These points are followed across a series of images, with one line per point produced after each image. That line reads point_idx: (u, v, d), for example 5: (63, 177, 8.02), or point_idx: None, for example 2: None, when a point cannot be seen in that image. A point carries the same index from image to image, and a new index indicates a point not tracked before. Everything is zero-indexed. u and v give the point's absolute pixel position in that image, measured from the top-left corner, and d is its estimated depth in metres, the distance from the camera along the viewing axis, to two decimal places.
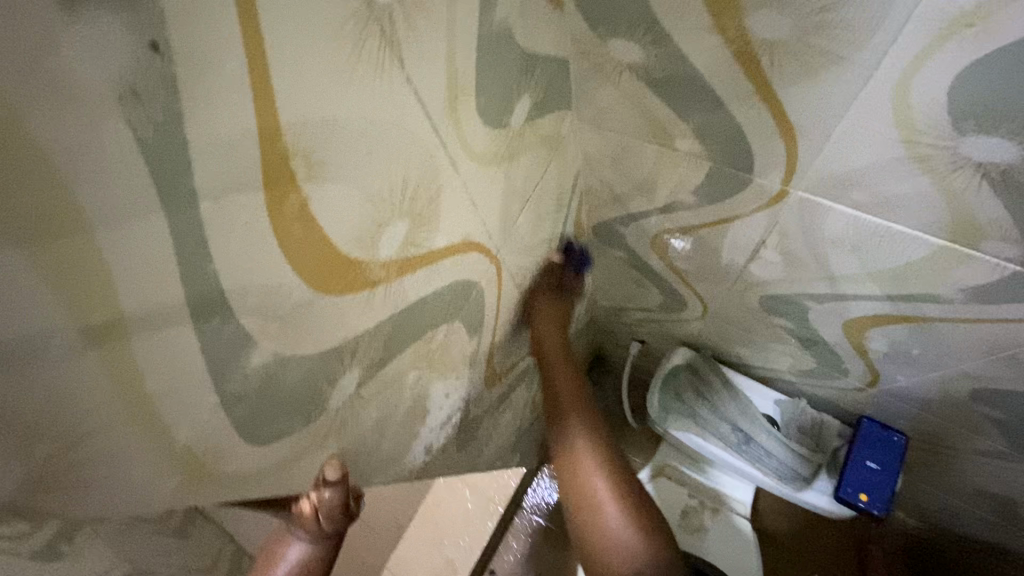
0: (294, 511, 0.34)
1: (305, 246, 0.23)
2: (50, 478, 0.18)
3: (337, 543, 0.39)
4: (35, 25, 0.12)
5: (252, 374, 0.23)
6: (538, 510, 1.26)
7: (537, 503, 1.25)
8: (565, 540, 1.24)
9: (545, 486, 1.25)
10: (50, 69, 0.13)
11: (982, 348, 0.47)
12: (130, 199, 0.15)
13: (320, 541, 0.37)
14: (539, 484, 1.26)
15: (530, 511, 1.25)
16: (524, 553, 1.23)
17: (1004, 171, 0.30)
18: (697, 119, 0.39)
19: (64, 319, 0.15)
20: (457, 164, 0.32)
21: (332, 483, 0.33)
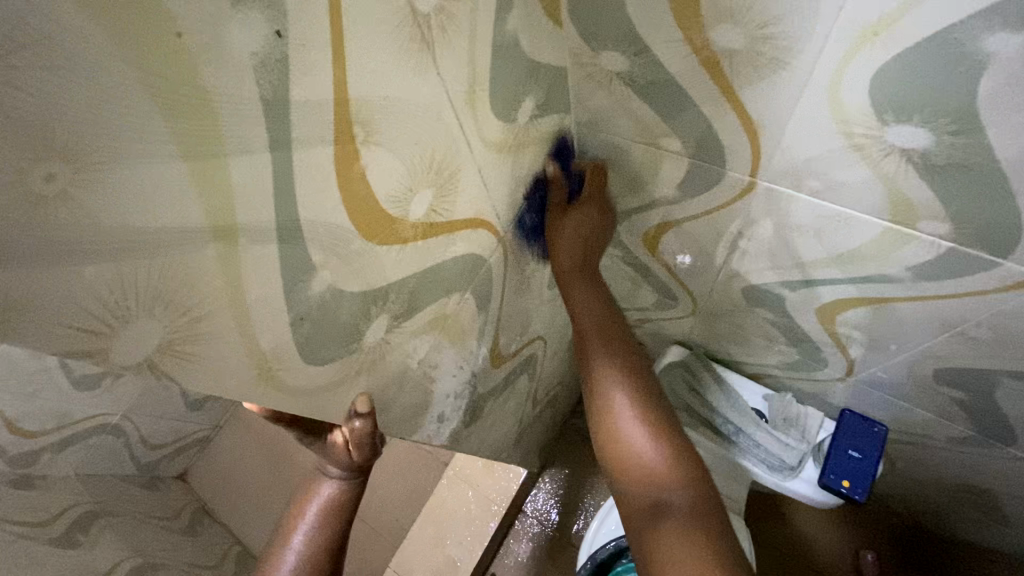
0: (329, 441, 0.40)
1: (358, 197, 0.29)
2: (177, 344, 0.24)
3: (363, 481, 0.45)
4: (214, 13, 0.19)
5: (311, 299, 0.30)
6: (540, 515, 1.29)
7: (539, 508, 1.29)
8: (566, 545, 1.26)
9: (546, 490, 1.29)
10: (218, 41, 0.19)
11: (937, 327, 0.52)
12: (252, 136, 0.22)
13: (349, 476, 0.44)
14: (540, 488, 1.29)
15: (531, 515, 1.28)
16: (527, 556, 1.26)
17: (922, 156, 0.36)
18: (676, 119, 0.46)
19: (203, 219, 0.22)
20: (473, 148, 0.38)
21: (362, 415, 0.39)
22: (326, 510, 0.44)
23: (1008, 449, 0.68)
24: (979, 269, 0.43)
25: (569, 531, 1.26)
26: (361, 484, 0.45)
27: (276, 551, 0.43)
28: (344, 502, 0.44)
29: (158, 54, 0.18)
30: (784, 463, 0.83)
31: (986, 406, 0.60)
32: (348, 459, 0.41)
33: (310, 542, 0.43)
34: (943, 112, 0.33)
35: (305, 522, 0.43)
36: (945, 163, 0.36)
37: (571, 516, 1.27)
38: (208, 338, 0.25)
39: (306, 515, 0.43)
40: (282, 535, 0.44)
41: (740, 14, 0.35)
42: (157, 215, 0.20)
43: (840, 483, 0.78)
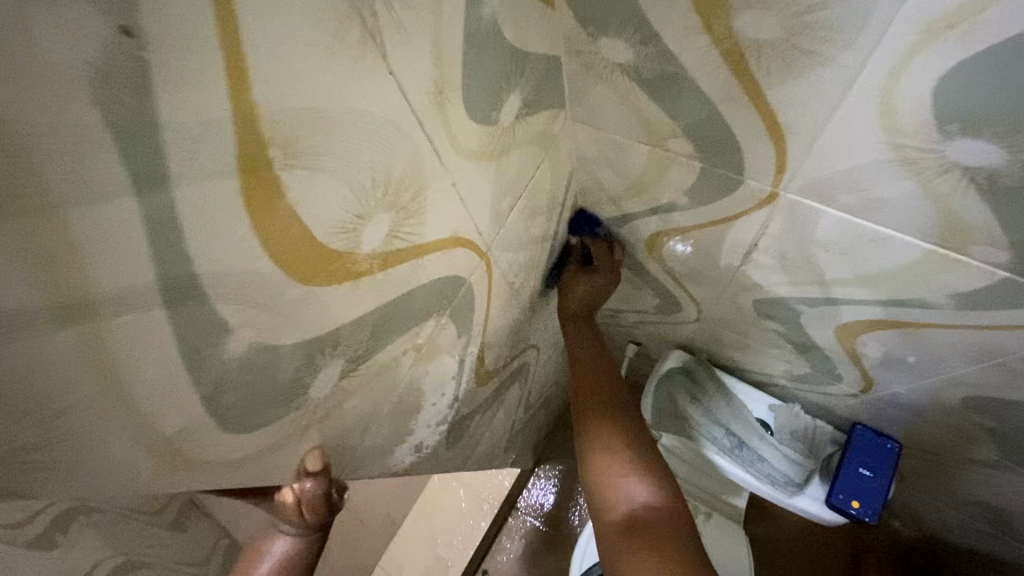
0: (275, 501, 0.34)
1: (285, 236, 0.23)
2: (26, 441, 0.18)
3: (321, 535, 0.39)
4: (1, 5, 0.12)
5: (230, 361, 0.24)
6: (533, 511, 1.26)
7: (532, 503, 1.26)
8: (559, 544, 1.23)
9: (540, 486, 1.25)
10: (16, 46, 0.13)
11: (974, 356, 0.46)
12: (100, 176, 0.16)
13: (303, 534, 0.37)
14: (534, 485, 1.26)
15: (524, 512, 1.25)
16: (518, 553, 1.23)
17: (987, 175, 0.30)
18: (689, 120, 0.39)
19: (37, 292, 0.16)
20: (444, 159, 0.32)
21: (314, 475, 0.33)
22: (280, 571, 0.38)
23: None
24: None
25: (563, 530, 1.23)
26: (321, 540, 0.39)
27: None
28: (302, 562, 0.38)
29: None
30: (790, 479, 0.77)
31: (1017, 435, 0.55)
32: (299, 521, 0.35)
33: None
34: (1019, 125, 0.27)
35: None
36: (1014, 185, 0.30)
37: (565, 515, 1.24)
38: (74, 427, 0.19)
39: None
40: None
41: None
42: None
43: (849, 504, 0.72)
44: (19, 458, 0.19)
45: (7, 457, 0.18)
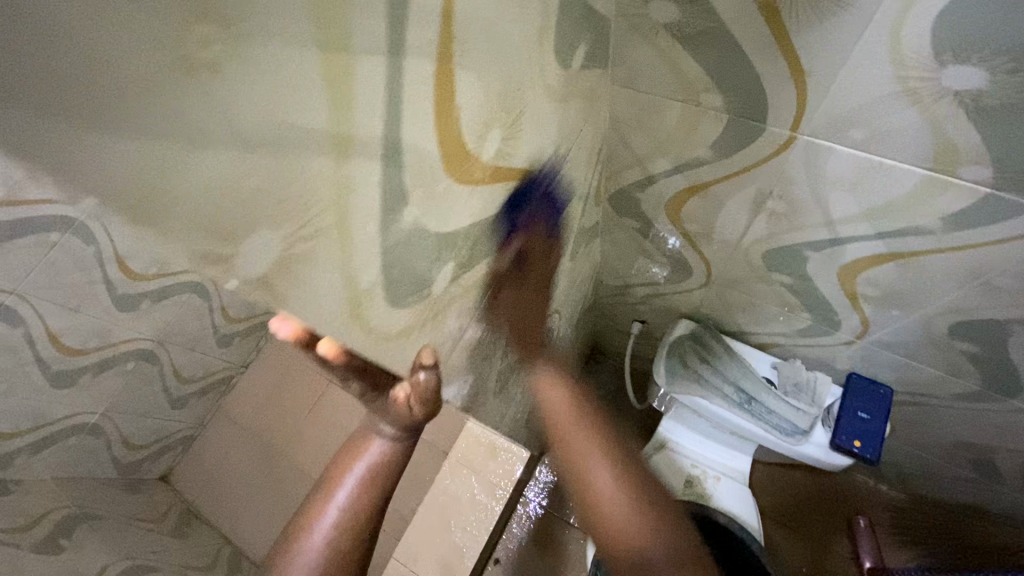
0: (389, 397, 0.40)
1: (448, 123, 0.28)
2: (288, 250, 0.23)
3: (410, 444, 0.44)
4: None
5: (400, 230, 0.28)
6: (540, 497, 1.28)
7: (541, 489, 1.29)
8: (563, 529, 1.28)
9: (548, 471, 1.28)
10: None
11: (961, 279, 0.54)
12: (374, 33, 0.22)
13: (398, 438, 0.43)
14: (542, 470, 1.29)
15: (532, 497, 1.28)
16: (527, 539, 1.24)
17: (973, 98, 0.38)
18: (721, 72, 0.46)
19: (327, 116, 0.22)
20: (535, 92, 0.38)
21: (428, 368, 0.38)
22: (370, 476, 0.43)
23: (1010, 403, 0.71)
24: (1013, 216, 0.44)
25: None
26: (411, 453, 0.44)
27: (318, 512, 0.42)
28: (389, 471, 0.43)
29: None
30: (798, 427, 0.84)
31: (995, 358, 0.63)
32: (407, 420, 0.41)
33: (354, 501, 0.42)
34: (999, 51, 0.34)
35: (349, 484, 0.42)
36: (995, 104, 0.37)
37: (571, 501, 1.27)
38: (312, 255, 0.24)
39: (351, 474, 0.42)
40: (325, 494, 0.42)
41: None
42: (291, 106, 0.20)
43: (852, 443, 0.80)
44: (278, 271, 0.23)
45: (275, 264, 0.23)
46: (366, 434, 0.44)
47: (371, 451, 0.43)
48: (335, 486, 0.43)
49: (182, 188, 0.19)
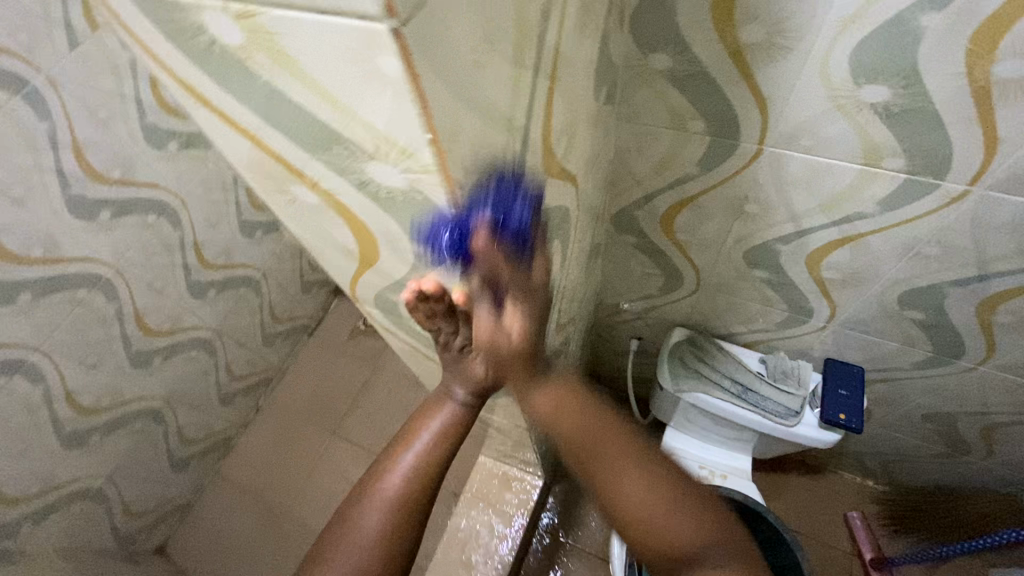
0: None
1: (547, 125, 0.41)
2: (480, 202, 0.33)
3: (474, 408, 0.61)
4: None
5: (518, 199, 0.40)
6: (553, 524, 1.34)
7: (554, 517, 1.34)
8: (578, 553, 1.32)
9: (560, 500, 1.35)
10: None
11: (901, 252, 0.69)
12: (532, 58, 0.34)
13: (468, 399, 0.60)
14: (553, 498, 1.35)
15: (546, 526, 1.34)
16: None
17: (884, 107, 0.54)
18: (704, 104, 0.62)
19: (509, 109, 0.33)
20: (582, 115, 0.51)
21: None
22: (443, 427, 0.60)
23: (958, 364, 0.85)
24: (927, 193, 0.60)
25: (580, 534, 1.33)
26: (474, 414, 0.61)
27: (405, 446, 0.60)
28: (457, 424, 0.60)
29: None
30: (791, 409, 0.96)
31: (938, 320, 0.78)
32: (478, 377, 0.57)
33: (430, 449, 0.59)
34: (894, 74, 0.51)
35: (428, 431, 0.60)
36: (900, 110, 0.53)
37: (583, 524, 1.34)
38: (486, 204, 0.35)
39: (430, 425, 0.60)
40: (411, 437, 0.60)
41: (760, 18, 0.51)
42: (501, 97, 0.31)
43: (839, 416, 0.91)
44: (472, 214, 0.33)
45: (473, 210, 0.33)
46: (444, 396, 0.61)
47: (445, 409, 0.61)
48: (418, 434, 0.60)
49: (459, 143, 0.28)
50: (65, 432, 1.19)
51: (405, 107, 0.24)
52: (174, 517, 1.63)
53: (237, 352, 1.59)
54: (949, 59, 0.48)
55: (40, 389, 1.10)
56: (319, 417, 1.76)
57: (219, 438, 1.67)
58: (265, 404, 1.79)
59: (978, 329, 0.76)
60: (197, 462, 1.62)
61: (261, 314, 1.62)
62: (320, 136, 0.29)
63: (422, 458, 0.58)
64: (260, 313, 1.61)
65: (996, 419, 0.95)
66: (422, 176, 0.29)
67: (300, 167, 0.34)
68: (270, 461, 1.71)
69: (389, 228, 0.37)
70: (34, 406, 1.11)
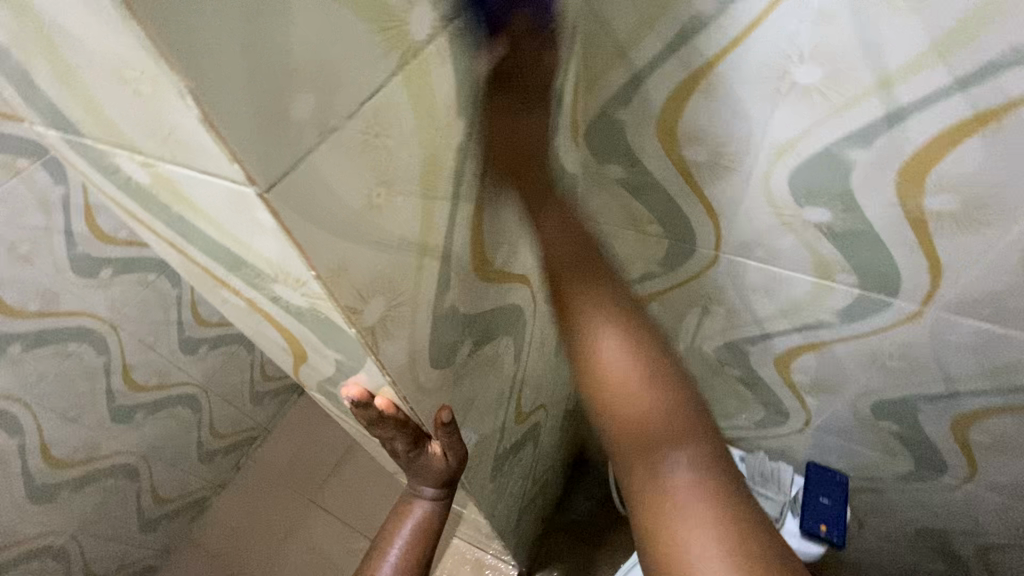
0: (428, 454, 0.52)
1: (475, 239, 0.42)
2: (387, 320, 0.34)
3: (445, 503, 0.60)
4: (448, 120, 0.33)
5: (441, 308, 0.41)
6: None
7: None
8: None
9: None
10: (446, 134, 0.34)
11: (866, 362, 0.68)
12: (447, 188, 0.36)
13: (436, 498, 0.59)
14: None
15: None
16: None
17: (828, 227, 0.55)
18: (658, 211, 0.64)
19: (420, 234, 0.35)
20: (529, 221, 0.53)
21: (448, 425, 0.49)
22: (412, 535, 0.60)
23: (945, 480, 0.81)
24: (881, 309, 0.60)
25: None
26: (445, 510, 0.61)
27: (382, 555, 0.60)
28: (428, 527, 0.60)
29: (428, 140, 0.32)
30: (768, 515, 0.90)
31: (914, 434, 0.75)
32: (439, 481, 0.56)
33: (405, 555, 0.59)
34: (832, 197, 0.52)
35: (401, 539, 0.59)
36: (842, 231, 0.55)
37: None
38: (395, 321, 0.36)
39: (401, 532, 0.59)
40: (385, 545, 0.60)
41: (701, 141, 0.54)
42: (406, 226, 0.33)
43: (819, 527, 0.86)
44: (377, 331, 0.34)
45: (378, 327, 0.34)
46: (411, 497, 0.60)
47: (415, 511, 0.59)
48: (392, 540, 0.60)
49: (352, 275, 0.30)
50: (36, 485, 1.19)
51: (288, 250, 0.26)
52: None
53: (223, 409, 1.59)
54: (881, 190, 0.50)
55: (17, 439, 1.11)
56: (300, 481, 1.72)
57: (195, 496, 1.63)
58: (247, 463, 1.76)
59: (956, 446, 0.73)
60: (170, 521, 1.58)
61: (252, 372, 1.62)
62: (228, 257, 0.32)
63: (400, 566, 0.59)
64: (251, 370, 1.62)
65: (994, 542, 0.89)
66: (317, 302, 0.30)
67: (225, 279, 0.35)
68: (246, 526, 1.66)
69: (307, 335, 0.38)
70: (8, 457, 1.11)
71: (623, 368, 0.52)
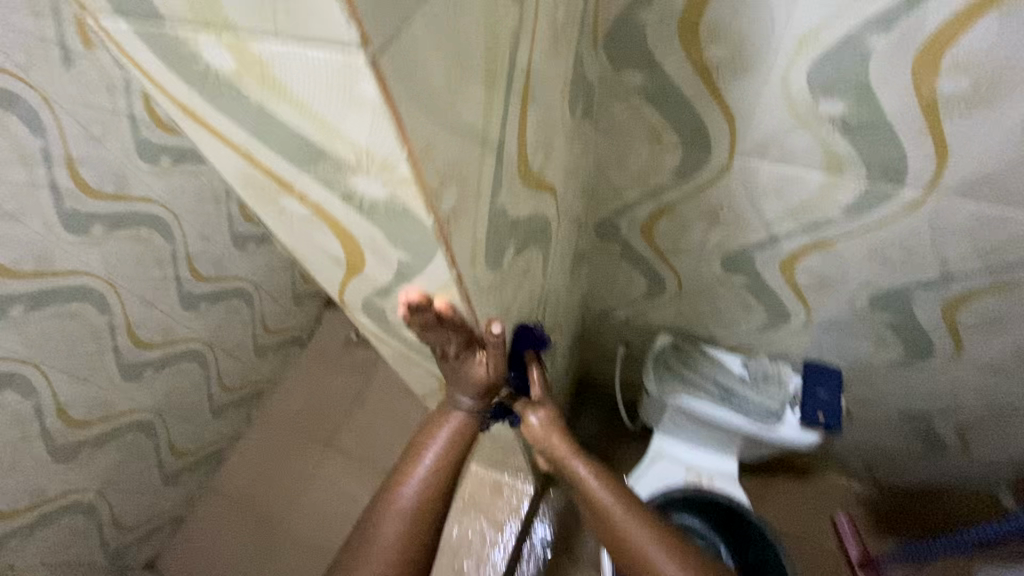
0: (471, 366, 0.56)
1: (520, 140, 0.43)
2: (457, 211, 0.36)
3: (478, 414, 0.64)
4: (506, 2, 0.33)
5: (494, 208, 0.42)
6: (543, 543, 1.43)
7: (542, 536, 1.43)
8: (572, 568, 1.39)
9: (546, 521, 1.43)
10: (504, 18, 0.34)
11: (867, 256, 0.73)
12: (503, 78, 0.36)
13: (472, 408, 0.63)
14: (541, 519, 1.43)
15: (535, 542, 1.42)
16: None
17: (842, 120, 0.57)
18: (674, 118, 0.65)
19: (483, 123, 0.35)
20: (558, 129, 0.54)
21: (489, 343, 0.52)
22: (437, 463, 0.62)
23: (930, 363, 0.89)
24: (887, 200, 0.64)
25: None
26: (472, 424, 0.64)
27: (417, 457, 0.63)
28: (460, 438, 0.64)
29: (490, 21, 0.32)
30: (771, 410, 0.98)
31: (907, 322, 0.81)
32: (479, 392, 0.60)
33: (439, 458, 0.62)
34: (849, 88, 0.54)
35: (438, 444, 0.63)
36: (855, 122, 0.57)
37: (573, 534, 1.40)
38: (463, 213, 0.37)
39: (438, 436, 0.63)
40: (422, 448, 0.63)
41: (723, 38, 0.54)
42: (473, 114, 0.34)
43: (817, 416, 0.95)
44: (449, 221, 0.35)
45: (451, 217, 0.35)
46: (449, 408, 0.64)
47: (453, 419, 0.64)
48: (428, 444, 0.63)
49: (435, 157, 0.31)
50: (57, 445, 1.20)
51: (383, 125, 0.27)
52: (166, 529, 1.62)
53: (229, 364, 1.60)
54: (897, 75, 0.52)
55: (30, 401, 1.10)
56: (314, 428, 1.77)
57: (211, 450, 1.67)
58: (258, 415, 1.79)
59: (944, 329, 0.80)
60: (190, 473, 1.62)
61: (253, 326, 1.63)
62: (304, 151, 0.32)
63: (434, 468, 0.62)
64: (252, 324, 1.62)
65: (969, 417, 0.99)
66: (400, 188, 0.32)
67: (288, 179, 0.36)
68: (265, 473, 1.71)
69: (373, 235, 0.39)
70: (25, 420, 1.11)
71: (627, 517, 0.72)
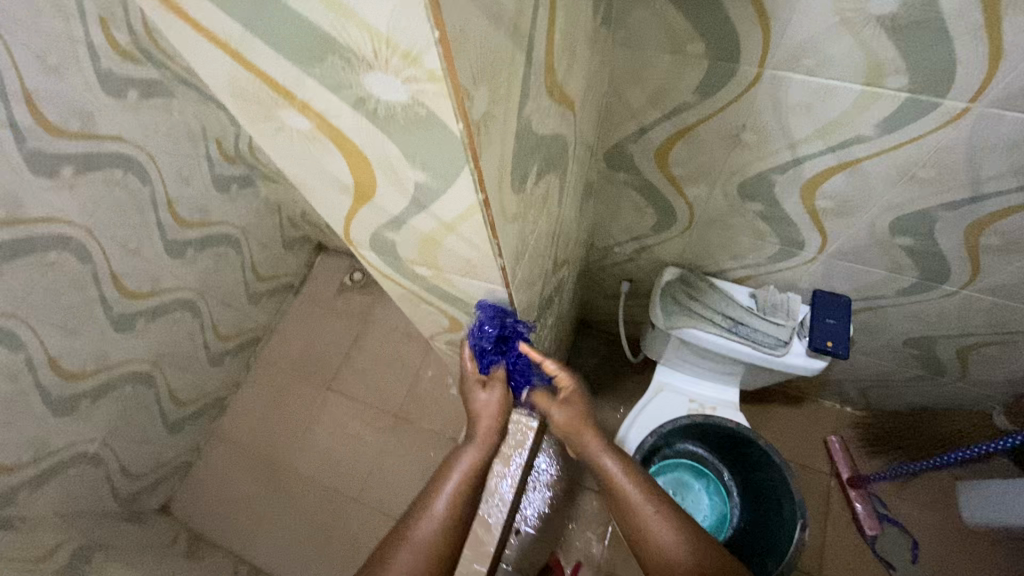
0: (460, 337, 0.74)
1: (549, 38, 0.38)
2: (487, 117, 0.31)
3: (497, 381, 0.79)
4: None
5: (521, 119, 0.38)
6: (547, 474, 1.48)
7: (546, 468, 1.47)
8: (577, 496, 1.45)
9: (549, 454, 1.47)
10: None
11: (895, 176, 0.69)
12: None
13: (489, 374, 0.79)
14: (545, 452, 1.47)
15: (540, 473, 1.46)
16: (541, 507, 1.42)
17: (891, 20, 0.52)
18: (703, 24, 0.59)
19: (515, 9, 0.30)
20: (581, 33, 0.48)
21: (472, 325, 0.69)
22: (470, 465, 0.77)
23: (942, 289, 0.88)
24: (926, 112, 0.59)
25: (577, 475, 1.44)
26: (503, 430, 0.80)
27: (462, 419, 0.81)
28: (496, 424, 0.79)
29: None
30: (779, 339, 0.97)
31: (926, 246, 0.79)
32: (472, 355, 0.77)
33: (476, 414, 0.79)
34: None
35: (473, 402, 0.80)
36: (906, 22, 0.52)
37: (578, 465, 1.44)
38: (492, 120, 0.32)
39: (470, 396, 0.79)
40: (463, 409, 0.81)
41: None
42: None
43: (826, 343, 0.94)
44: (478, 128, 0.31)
45: (481, 123, 0.31)
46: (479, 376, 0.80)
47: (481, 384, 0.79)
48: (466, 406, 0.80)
49: (468, 45, 0.26)
50: (55, 398, 1.17)
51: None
52: (177, 475, 1.63)
53: (223, 312, 1.57)
54: None
55: (21, 355, 1.06)
56: (314, 373, 1.76)
57: (212, 397, 1.66)
58: (257, 363, 1.78)
59: (964, 252, 0.78)
60: (194, 421, 1.63)
61: (244, 273, 1.59)
62: (307, 40, 0.27)
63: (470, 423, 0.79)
64: (242, 271, 1.57)
65: (972, 341, 1.00)
66: (425, 84, 0.27)
67: (287, 84, 0.31)
68: (269, 418, 1.72)
69: (386, 150, 0.34)
70: (18, 373, 1.07)
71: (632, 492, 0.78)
